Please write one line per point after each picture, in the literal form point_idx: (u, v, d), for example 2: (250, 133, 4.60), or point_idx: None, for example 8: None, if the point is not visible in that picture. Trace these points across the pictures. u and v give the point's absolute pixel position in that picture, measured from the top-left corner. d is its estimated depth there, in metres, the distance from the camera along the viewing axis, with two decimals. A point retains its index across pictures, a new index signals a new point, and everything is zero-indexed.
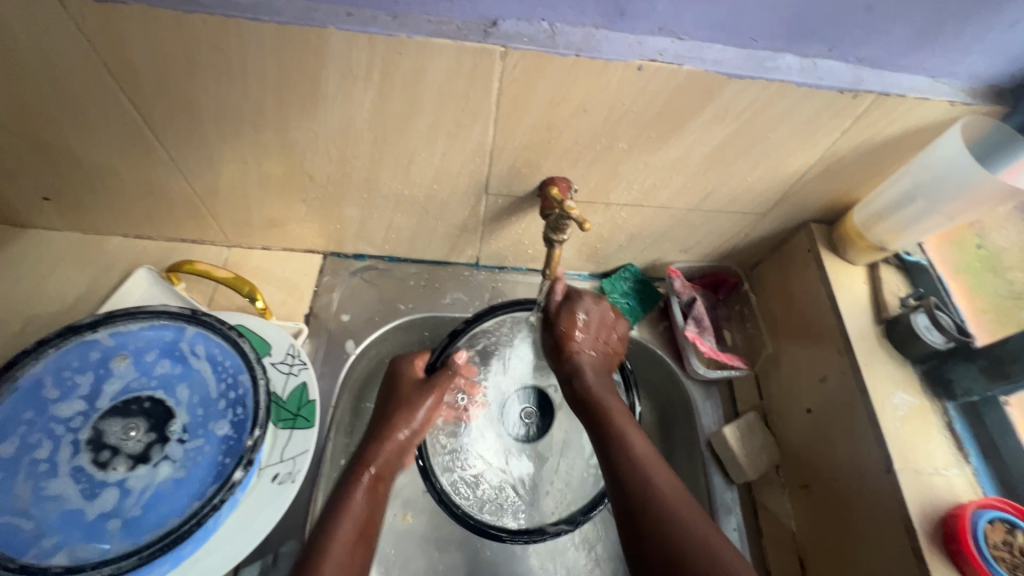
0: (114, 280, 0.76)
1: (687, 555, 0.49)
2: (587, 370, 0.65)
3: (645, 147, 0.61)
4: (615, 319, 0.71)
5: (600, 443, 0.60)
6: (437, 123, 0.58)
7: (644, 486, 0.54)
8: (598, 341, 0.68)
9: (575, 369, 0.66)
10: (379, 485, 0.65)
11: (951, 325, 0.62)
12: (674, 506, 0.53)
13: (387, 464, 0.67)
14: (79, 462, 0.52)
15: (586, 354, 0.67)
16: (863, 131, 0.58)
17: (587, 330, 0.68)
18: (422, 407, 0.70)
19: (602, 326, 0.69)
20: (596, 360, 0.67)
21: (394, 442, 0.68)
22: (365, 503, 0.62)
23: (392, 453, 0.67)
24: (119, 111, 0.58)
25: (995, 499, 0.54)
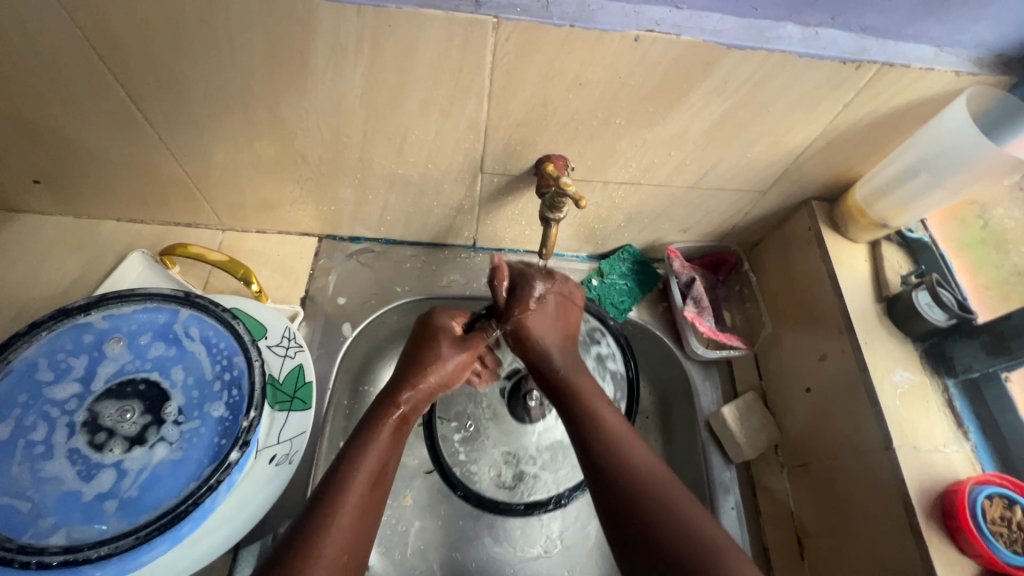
0: (108, 264, 0.76)
1: (664, 534, 0.50)
2: (553, 347, 0.66)
3: (642, 123, 0.60)
4: (579, 297, 0.71)
5: (573, 424, 0.61)
6: (430, 100, 0.57)
7: (620, 467, 0.55)
8: (554, 330, 0.67)
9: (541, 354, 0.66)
10: (403, 427, 0.62)
11: (953, 302, 0.61)
12: (653, 485, 0.53)
13: (404, 425, 0.62)
14: (75, 444, 0.51)
15: (550, 339, 0.66)
16: (867, 104, 0.57)
17: (551, 315, 0.67)
18: (449, 371, 0.66)
19: (564, 313, 0.69)
20: (561, 339, 0.67)
21: (415, 397, 0.64)
22: (387, 444, 0.59)
23: (408, 411, 0.63)
24: (105, 89, 0.57)
25: (994, 475, 0.54)
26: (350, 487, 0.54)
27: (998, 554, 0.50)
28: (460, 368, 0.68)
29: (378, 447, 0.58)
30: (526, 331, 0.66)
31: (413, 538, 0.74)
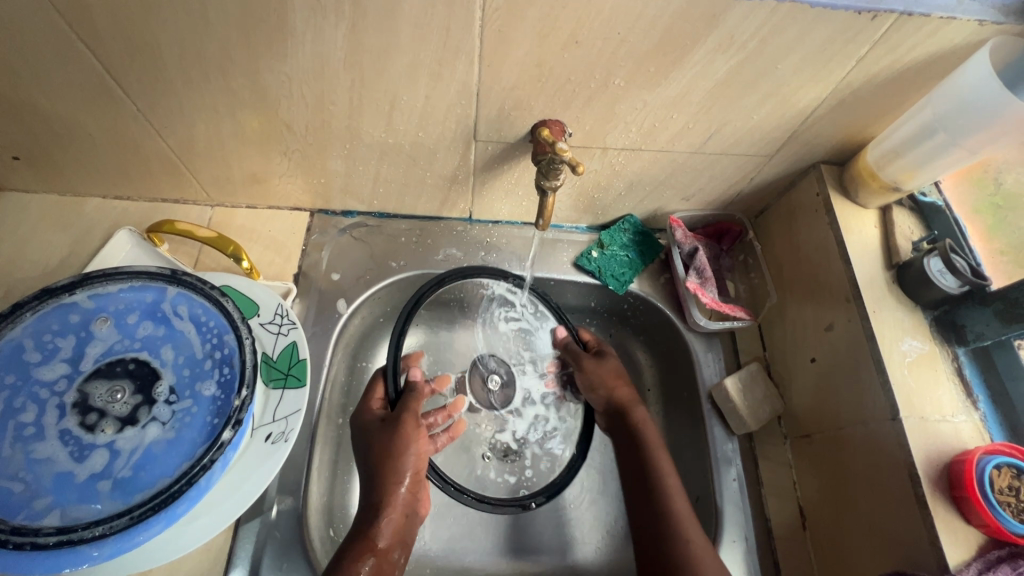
0: (96, 242, 0.74)
1: None
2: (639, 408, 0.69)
3: (643, 83, 0.57)
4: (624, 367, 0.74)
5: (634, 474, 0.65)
6: (418, 62, 0.54)
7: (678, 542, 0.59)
8: (621, 382, 0.72)
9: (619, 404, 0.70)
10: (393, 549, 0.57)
11: (966, 268, 0.59)
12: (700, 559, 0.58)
13: (391, 548, 0.57)
14: (67, 425, 0.50)
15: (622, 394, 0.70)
16: (882, 59, 0.54)
17: (613, 371, 0.72)
18: (407, 485, 0.60)
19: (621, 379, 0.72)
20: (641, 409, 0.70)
21: (390, 524, 0.58)
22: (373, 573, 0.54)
23: (390, 535, 0.57)
24: (76, 58, 0.54)
25: (1003, 445, 0.53)
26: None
27: (1004, 524, 0.49)
28: (418, 469, 0.61)
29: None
30: (596, 380, 0.71)
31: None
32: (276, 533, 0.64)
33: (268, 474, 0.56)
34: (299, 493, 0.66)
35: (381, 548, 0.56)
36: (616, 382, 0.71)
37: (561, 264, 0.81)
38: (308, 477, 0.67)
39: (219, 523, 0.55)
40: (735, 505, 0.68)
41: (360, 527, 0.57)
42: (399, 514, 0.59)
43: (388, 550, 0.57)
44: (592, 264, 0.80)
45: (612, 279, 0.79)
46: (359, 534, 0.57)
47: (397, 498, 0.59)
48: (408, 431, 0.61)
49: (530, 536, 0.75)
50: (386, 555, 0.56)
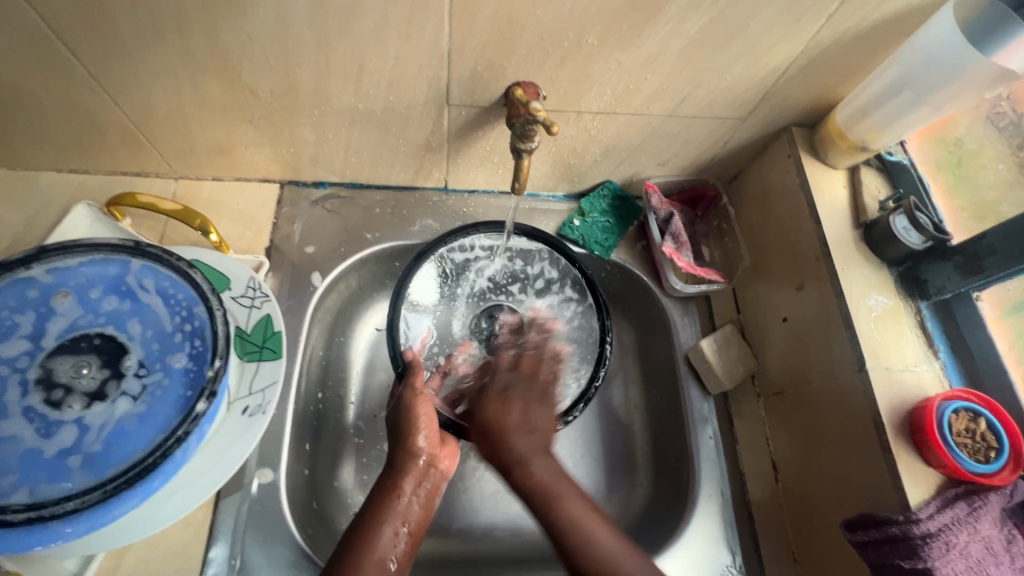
0: (52, 218, 0.70)
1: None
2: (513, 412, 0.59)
3: (617, 43, 0.56)
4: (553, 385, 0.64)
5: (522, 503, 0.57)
6: (387, 19, 0.52)
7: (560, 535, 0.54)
8: (521, 414, 0.60)
9: (500, 431, 0.58)
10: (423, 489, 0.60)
11: (929, 224, 0.61)
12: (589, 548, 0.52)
13: (420, 489, 0.59)
14: (30, 402, 0.48)
15: (512, 424, 0.59)
16: (851, 15, 0.54)
17: (514, 409, 0.60)
18: (426, 441, 0.61)
19: (545, 397, 0.62)
20: (524, 421, 0.59)
21: (415, 467, 0.60)
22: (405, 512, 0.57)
23: (417, 477, 0.59)
24: (17, 16, 0.50)
25: (961, 390, 0.55)
26: (378, 559, 0.53)
27: (960, 463, 0.52)
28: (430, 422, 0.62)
29: (389, 531, 0.55)
30: (484, 427, 0.59)
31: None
32: (258, 505, 0.63)
33: (247, 446, 0.55)
34: (279, 465, 0.65)
35: (412, 486, 0.58)
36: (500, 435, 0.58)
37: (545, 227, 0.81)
38: (285, 447, 0.66)
39: (199, 497, 0.54)
40: (711, 462, 0.70)
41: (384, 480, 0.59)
42: (423, 462, 0.60)
43: (418, 491, 0.59)
44: (575, 232, 0.80)
45: (596, 245, 0.80)
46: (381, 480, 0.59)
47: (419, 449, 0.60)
48: (408, 390, 0.63)
49: (512, 503, 0.76)
50: (417, 498, 0.59)
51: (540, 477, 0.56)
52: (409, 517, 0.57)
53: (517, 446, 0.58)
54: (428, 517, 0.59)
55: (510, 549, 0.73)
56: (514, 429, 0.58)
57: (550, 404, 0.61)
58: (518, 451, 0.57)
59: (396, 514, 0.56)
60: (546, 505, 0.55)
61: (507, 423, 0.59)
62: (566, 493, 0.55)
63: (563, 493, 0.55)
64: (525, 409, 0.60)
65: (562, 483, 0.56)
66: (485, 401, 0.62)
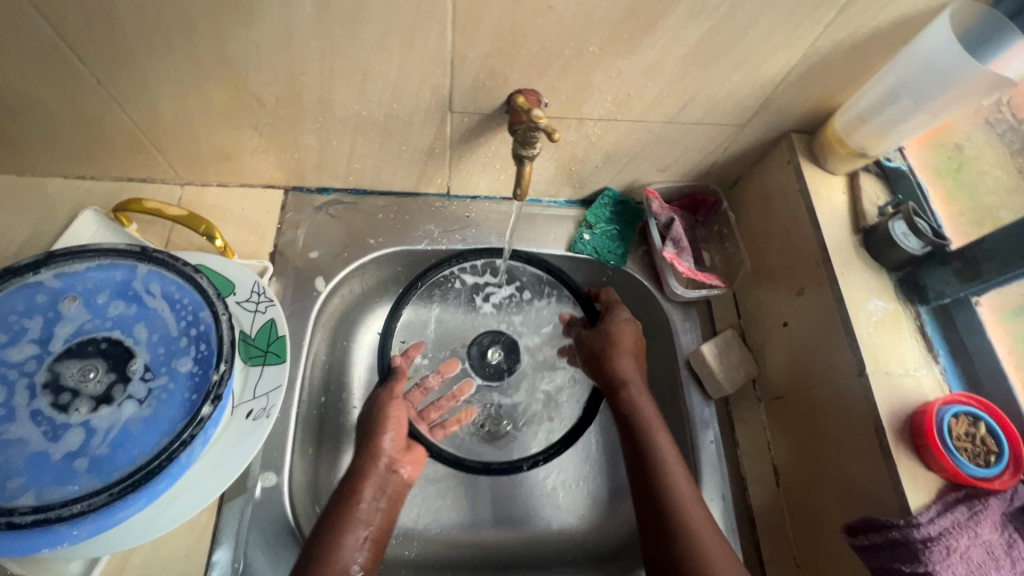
0: (59, 223, 0.71)
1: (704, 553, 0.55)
2: (629, 362, 0.70)
3: (617, 50, 0.57)
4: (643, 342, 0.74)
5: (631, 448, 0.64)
6: (391, 28, 0.53)
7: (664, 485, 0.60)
8: (632, 357, 0.71)
9: (624, 377, 0.69)
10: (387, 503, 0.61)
11: (928, 230, 0.61)
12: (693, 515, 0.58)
13: (379, 498, 0.61)
14: (38, 406, 0.49)
15: (627, 368, 0.69)
16: (849, 24, 0.55)
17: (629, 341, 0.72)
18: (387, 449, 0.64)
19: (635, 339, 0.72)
20: (637, 367, 0.70)
21: (375, 474, 0.62)
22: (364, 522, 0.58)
23: (377, 485, 0.61)
24: (28, 25, 0.51)
25: (961, 395, 0.56)
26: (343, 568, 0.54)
27: (961, 467, 0.52)
28: (399, 432, 0.67)
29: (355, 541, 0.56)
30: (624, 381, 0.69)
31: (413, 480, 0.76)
32: (262, 508, 0.63)
33: (251, 449, 0.56)
34: (282, 469, 0.65)
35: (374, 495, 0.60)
36: (618, 350, 0.71)
37: (554, 247, 0.82)
38: (288, 451, 0.66)
39: (202, 501, 0.54)
40: (712, 466, 0.70)
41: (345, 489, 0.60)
42: (383, 473, 0.62)
43: (379, 501, 0.60)
44: (587, 247, 0.81)
45: (610, 255, 0.81)
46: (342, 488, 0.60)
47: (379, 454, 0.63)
48: (387, 392, 0.70)
49: (515, 507, 0.77)
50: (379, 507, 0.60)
51: (629, 374, 0.69)
52: (371, 523, 0.58)
53: (658, 435, 0.64)
54: (392, 523, 0.61)
55: (512, 553, 0.73)
56: (632, 394, 0.68)
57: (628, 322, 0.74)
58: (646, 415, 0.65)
59: (359, 521, 0.58)
60: (665, 481, 0.60)
61: (637, 386, 0.68)
62: (653, 428, 0.64)
63: (655, 434, 0.64)
64: (636, 358, 0.71)
65: (651, 421, 0.65)
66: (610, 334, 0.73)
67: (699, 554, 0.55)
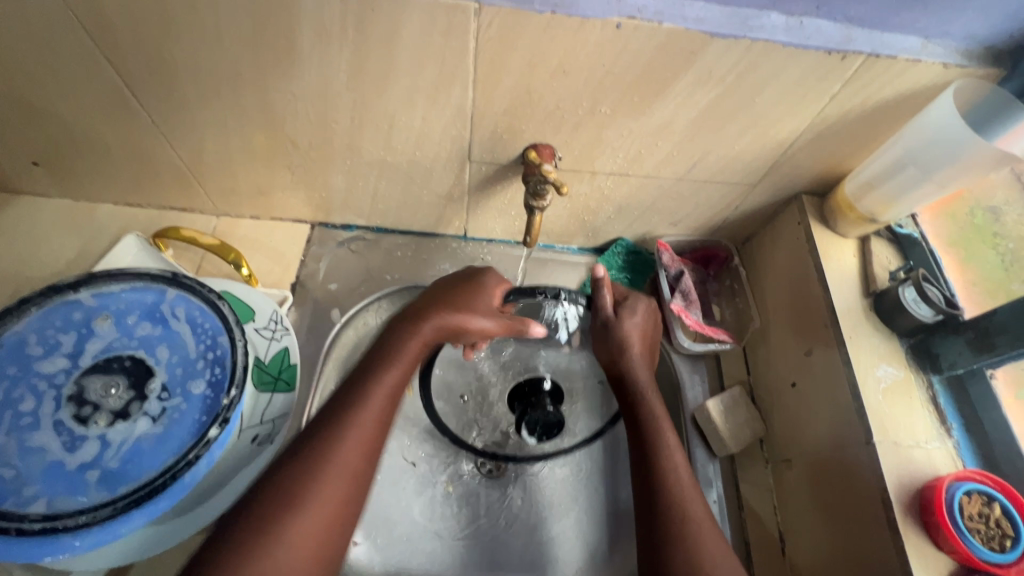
0: (104, 245, 0.77)
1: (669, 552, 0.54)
2: (641, 366, 0.65)
3: (628, 112, 0.60)
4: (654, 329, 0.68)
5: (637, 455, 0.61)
6: (416, 85, 0.58)
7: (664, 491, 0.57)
8: (644, 341, 0.66)
9: (625, 359, 0.64)
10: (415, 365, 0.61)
11: (940, 299, 0.61)
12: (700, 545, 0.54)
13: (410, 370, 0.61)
14: (61, 416, 0.52)
15: (637, 365, 0.64)
16: (854, 96, 0.57)
17: (636, 337, 0.65)
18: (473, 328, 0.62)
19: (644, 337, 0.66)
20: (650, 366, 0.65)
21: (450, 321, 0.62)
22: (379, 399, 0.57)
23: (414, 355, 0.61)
24: (99, 72, 0.58)
25: (974, 472, 0.54)
26: (360, 432, 0.55)
27: (973, 551, 0.50)
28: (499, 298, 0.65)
29: (376, 399, 0.57)
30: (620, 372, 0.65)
31: (407, 520, 0.75)
32: None
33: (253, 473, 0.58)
34: None
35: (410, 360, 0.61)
36: (628, 352, 0.64)
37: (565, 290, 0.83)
38: None
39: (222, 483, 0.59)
40: None
41: (353, 384, 0.59)
42: (377, 419, 0.57)
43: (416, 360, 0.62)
44: None
45: None
46: (327, 423, 0.55)
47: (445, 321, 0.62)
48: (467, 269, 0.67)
49: (510, 557, 0.74)
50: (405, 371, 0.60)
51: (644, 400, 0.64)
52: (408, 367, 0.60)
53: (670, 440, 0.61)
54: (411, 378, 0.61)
55: None
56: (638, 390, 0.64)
57: (637, 313, 0.65)
58: (657, 420, 0.62)
59: (385, 380, 0.59)
60: (677, 502, 0.57)
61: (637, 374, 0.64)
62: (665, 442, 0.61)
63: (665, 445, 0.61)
64: (644, 347, 0.66)
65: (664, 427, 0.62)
66: (615, 327, 0.65)
67: (686, 536, 0.55)
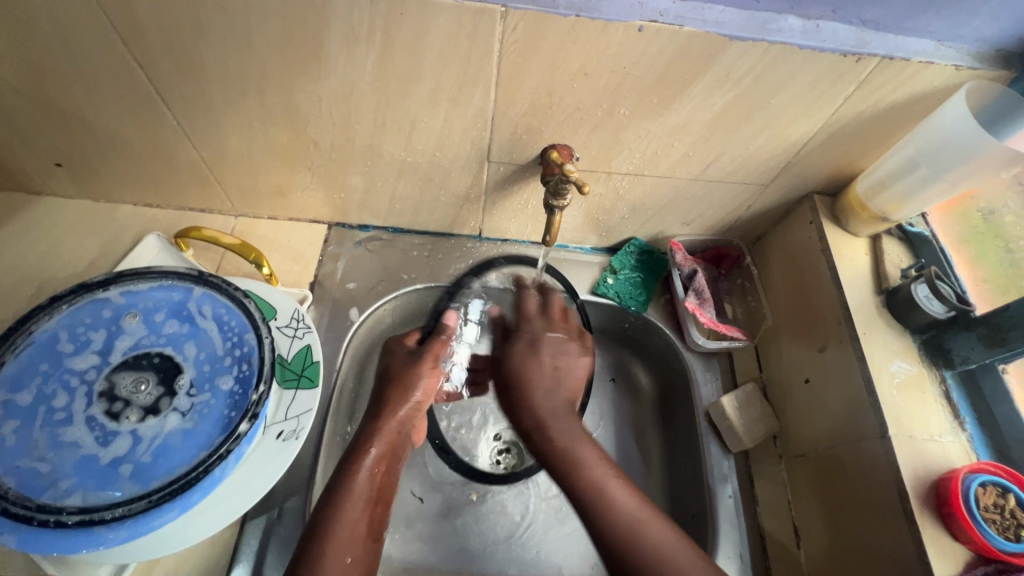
0: (125, 245, 0.78)
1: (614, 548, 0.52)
2: (536, 387, 0.63)
3: (646, 113, 0.61)
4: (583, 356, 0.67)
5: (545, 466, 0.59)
6: (439, 87, 0.59)
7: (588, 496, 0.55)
8: (544, 368, 0.64)
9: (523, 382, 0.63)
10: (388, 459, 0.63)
11: (951, 295, 0.62)
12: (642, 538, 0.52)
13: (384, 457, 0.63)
14: (93, 412, 0.53)
15: (538, 378, 0.63)
16: (867, 97, 0.58)
17: (544, 360, 0.65)
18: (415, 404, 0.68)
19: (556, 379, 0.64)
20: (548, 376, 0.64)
21: (393, 420, 0.65)
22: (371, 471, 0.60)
23: (386, 444, 0.63)
24: (128, 74, 0.59)
25: (988, 464, 0.55)
26: (352, 522, 0.56)
27: (989, 540, 0.51)
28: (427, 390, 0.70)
29: (359, 504, 0.57)
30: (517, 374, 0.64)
31: (427, 518, 0.77)
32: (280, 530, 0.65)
33: (278, 469, 0.58)
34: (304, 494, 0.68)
35: (378, 450, 0.62)
36: (532, 384, 0.63)
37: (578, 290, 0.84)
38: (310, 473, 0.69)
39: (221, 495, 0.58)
40: (731, 523, 0.69)
41: (337, 487, 0.58)
42: (369, 489, 0.59)
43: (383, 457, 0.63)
44: (610, 291, 0.83)
45: (630, 300, 0.83)
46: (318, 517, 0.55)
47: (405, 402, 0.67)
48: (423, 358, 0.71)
49: (527, 551, 0.76)
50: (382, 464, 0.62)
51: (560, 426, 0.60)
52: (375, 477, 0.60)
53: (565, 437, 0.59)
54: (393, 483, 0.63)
55: None
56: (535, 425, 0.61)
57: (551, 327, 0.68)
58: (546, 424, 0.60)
59: (361, 485, 0.59)
60: (603, 508, 0.54)
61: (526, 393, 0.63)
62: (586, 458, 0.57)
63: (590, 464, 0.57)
64: (549, 366, 0.65)
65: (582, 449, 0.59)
66: (513, 352, 0.67)
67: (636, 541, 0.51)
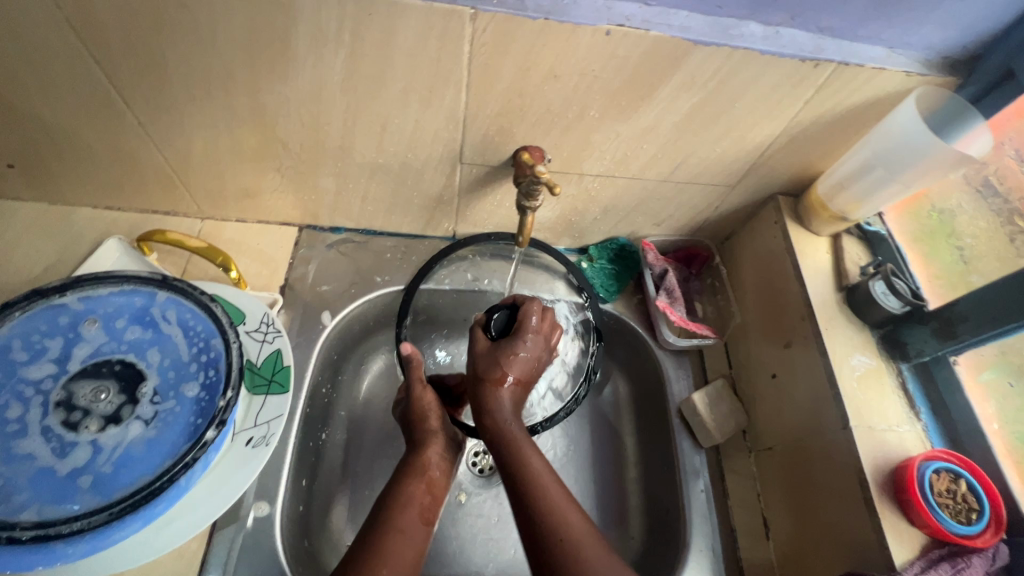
0: (84, 249, 0.75)
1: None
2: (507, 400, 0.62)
3: (616, 116, 0.62)
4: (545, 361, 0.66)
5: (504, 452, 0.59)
6: (410, 89, 0.59)
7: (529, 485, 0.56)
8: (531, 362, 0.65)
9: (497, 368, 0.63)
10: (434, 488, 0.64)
11: (906, 291, 0.65)
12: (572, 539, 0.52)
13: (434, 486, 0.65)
14: (49, 423, 0.50)
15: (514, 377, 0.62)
16: (826, 102, 0.60)
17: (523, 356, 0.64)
18: (435, 426, 0.69)
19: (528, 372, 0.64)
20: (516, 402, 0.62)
21: (433, 441, 0.68)
22: (420, 494, 0.62)
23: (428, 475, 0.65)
24: (85, 73, 0.57)
25: (942, 451, 0.58)
26: (404, 534, 0.57)
27: (944, 524, 0.53)
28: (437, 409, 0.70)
29: (413, 515, 0.60)
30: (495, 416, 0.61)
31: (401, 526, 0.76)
32: (249, 539, 0.64)
33: (247, 478, 0.57)
34: (275, 499, 0.67)
35: (429, 477, 0.65)
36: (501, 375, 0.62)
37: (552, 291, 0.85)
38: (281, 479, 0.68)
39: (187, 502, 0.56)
40: (703, 516, 0.70)
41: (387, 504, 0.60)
42: (422, 518, 0.60)
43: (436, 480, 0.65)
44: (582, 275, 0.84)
45: (601, 290, 0.84)
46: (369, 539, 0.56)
47: (428, 429, 0.68)
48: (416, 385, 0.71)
49: (504, 551, 0.76)
50: (430, 492, 0.64)
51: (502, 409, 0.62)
52: (421, 505, 0.61)
53: (548, 486, 0.56)
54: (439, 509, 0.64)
55: None
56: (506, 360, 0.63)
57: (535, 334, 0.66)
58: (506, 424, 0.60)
59: (413, 501, 0.61)
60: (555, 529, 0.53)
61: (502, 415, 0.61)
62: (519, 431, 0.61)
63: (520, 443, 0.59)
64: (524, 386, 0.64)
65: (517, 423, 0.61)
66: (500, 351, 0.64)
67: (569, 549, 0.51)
